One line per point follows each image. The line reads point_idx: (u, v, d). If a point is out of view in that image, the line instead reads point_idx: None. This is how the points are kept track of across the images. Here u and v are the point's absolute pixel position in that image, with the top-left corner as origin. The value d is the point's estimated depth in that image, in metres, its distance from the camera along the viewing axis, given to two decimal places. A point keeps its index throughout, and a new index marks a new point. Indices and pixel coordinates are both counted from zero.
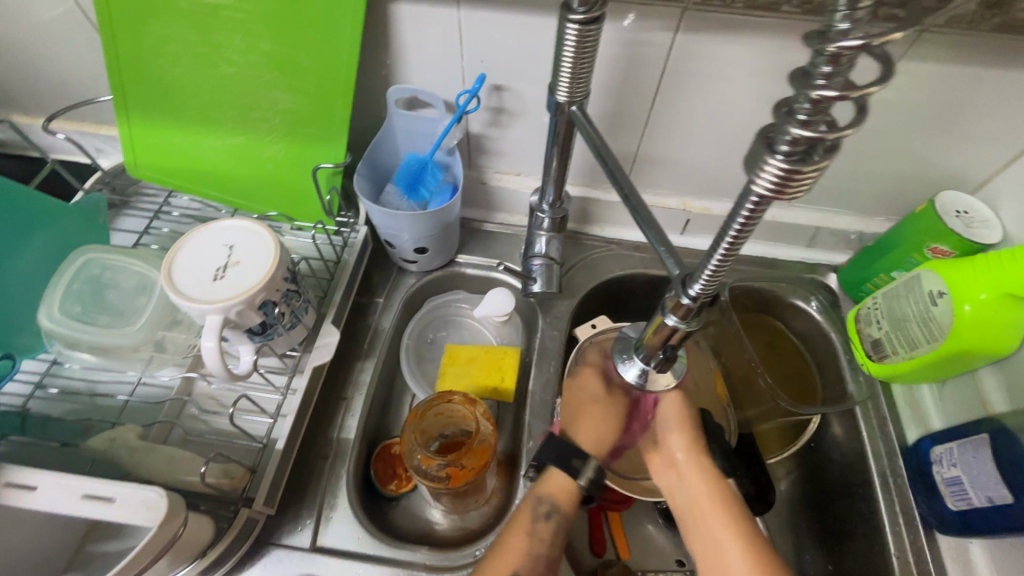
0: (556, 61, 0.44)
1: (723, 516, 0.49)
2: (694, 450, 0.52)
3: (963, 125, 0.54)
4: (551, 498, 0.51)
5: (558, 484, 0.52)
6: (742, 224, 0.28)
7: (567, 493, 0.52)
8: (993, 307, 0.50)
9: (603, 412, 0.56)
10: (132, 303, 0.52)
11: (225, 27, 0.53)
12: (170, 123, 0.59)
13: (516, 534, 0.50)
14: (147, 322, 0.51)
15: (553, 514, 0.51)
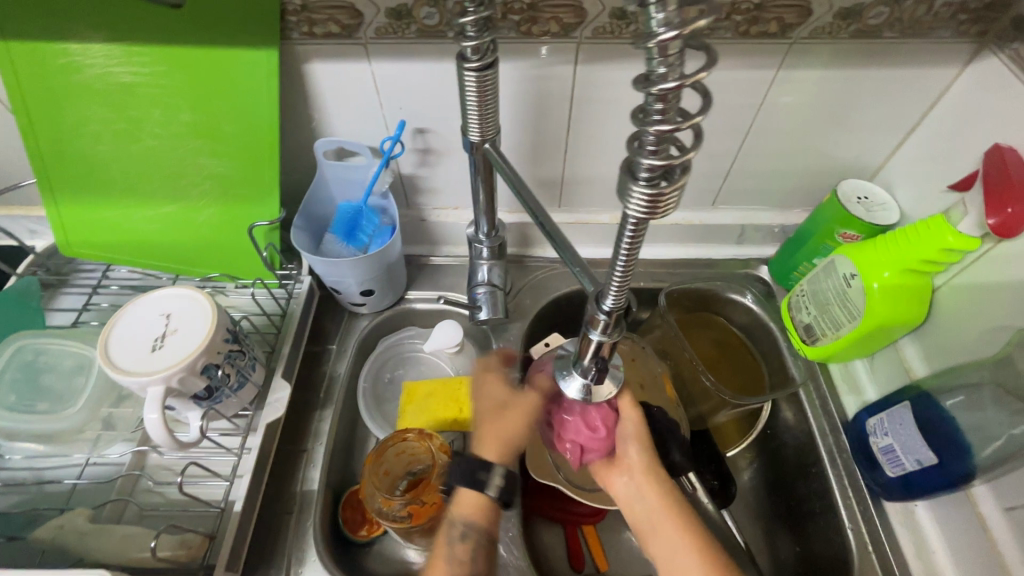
0: (462, 104, 0.46)
1: (680, 531, 0.50)
2: (654, 465, 0.53)
3: (849, 120, 0.59)
4: (463, 518, 0.50)
5: (469, 505, 0.50)
6: (629, 243, 0.30)
7: (479, 513, 0.50)
8: (896, 283, 0.54)
9: (507, 413, 0.56)
10: (69, 384, 0.51)
11: (144, 103, 0.54)
12: (100, 200, 0.60)
13: (437, 559, 0.49)
14: (87, 402, 0.51)
15: (470, 533, 0.50)
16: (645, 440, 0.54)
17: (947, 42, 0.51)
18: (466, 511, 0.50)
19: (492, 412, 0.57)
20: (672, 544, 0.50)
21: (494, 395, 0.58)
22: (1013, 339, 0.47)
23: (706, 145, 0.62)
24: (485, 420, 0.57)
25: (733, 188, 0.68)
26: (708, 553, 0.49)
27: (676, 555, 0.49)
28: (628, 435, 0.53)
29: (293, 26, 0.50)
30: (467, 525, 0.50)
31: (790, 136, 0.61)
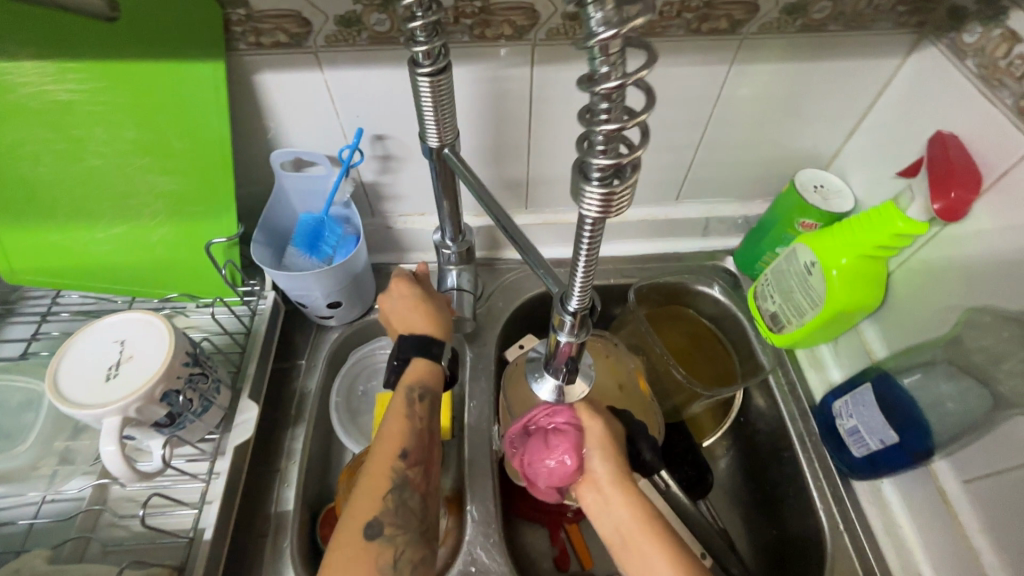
0: (418, 110, 0.46)
1: (650, 540, 0.44)
2: (622, 474, 0.47)
3: (802, 112, 0.61)
4: (420, 382, 0.51)
5: (424, 369, 0.51)
6: (588, 243, 0.30)
7: (433, 378, 0.51)
8: (853, 269, 0.56)
9: (426, 308, 0.55)
10: (18, 421, 0.50)
11: (84, 121, 0.51)
12: (43, 224, 0.57)
13: (394, 421, 0.49)
14: (38, 438, 0.49)
15: (428, 394, 0.50)
16: (609, 448, 0.48)
17: (889, 33, 0.53)
18: (419, 376, 0.51)
19: (407, 310, 0.55)
20: (643, 557, 0.43)
21: (404, 303, 0.55)
22: (963, 317, 0.49)
23: (667, 141, 0.63)
24: (403, 318, 0.54)
25: (696, 182, 0.69)
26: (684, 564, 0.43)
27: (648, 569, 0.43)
28: (589, 446, 0.48)
29: (239, 36, 0.48)
30: (424, 388, 0.51)
31: (747, 129, 0.62)
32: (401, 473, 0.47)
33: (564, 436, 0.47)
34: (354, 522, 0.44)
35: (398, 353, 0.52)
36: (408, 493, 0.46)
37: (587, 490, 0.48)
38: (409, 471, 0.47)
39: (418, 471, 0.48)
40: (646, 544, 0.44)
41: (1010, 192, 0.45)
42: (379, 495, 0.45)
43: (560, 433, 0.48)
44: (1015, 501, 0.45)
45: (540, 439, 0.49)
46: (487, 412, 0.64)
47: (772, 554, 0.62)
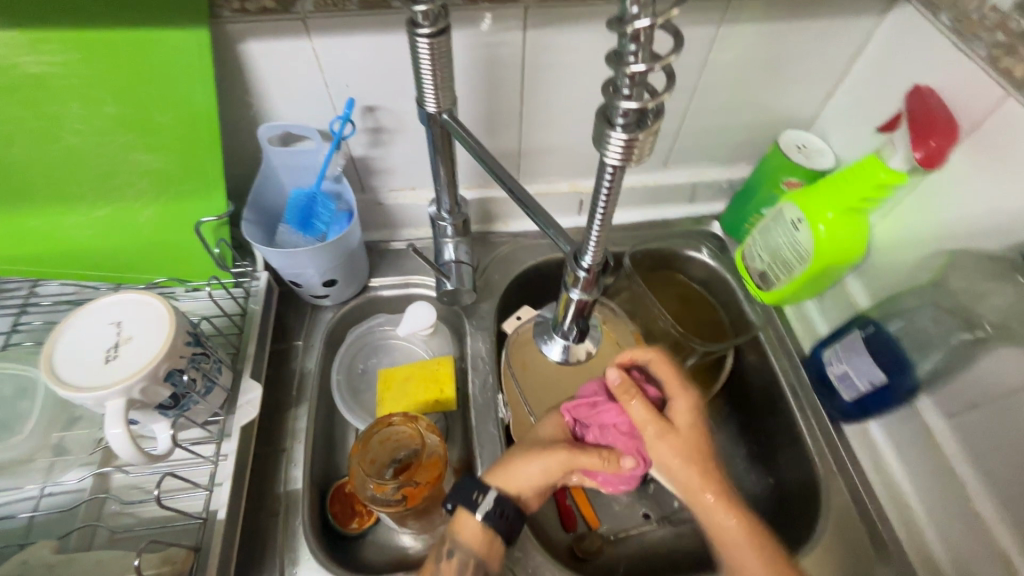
0: (416, 74, 0.45)
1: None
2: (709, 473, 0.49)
3: (784, 75, 0.62)
4: (454, 539, 0.47)
5: (465, 527, 0.47)
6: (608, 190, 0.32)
7: (473, 536, 0.47)
8: (838, 224, 0.59)
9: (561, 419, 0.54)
10: (13, 409, 0.48)
11: (58, 96, 0.49)
12: (19, 208, 0.54)
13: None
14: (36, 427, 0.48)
15: (458, 553, 0.47)
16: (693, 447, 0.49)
17: None
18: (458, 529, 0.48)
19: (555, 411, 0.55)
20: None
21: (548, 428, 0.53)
22: (942, 263, 0.52)
23: None
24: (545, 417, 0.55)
25: (684, 147, 0.71)
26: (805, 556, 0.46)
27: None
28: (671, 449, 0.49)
29: (223, 3, 0.46)
30: (455, 543, 0.47)
31: (733, 92, 0.64)
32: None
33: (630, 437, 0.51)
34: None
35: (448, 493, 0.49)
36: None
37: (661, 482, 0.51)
38: None
39: None
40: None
41: (984, 141, 0.47)
42: None
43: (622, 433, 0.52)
44: (995, 429, 0.48)
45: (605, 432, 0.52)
46: (491, 383, 0.64)
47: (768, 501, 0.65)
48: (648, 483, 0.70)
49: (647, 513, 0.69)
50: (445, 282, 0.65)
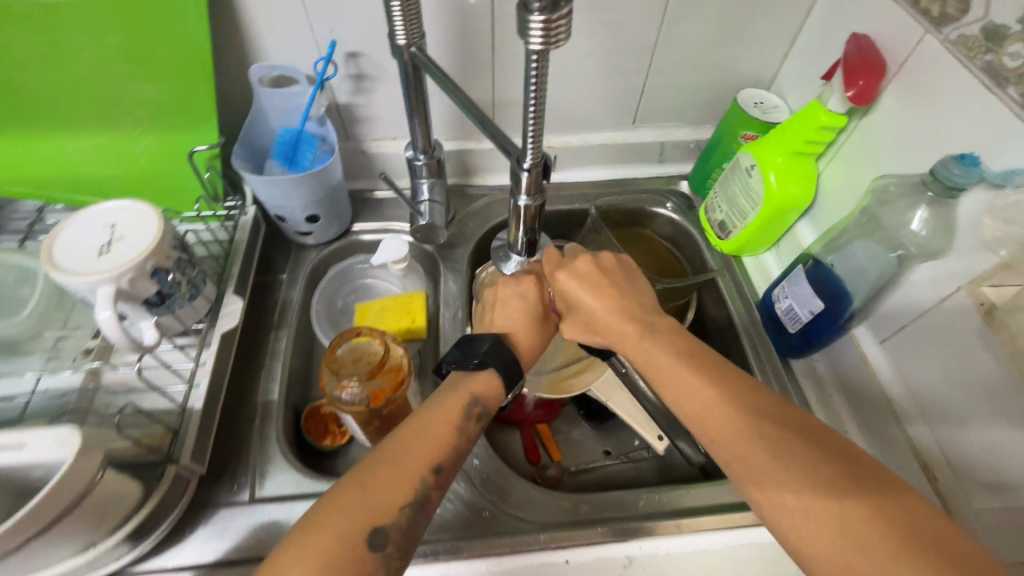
0: (387, 6, 0.50)
1: (798, 450, 0.40)
2: (610, 307, 0.53)
3: (741, 34, 0.67)
4: (486, 399, 0.49)
5: (495, 391, 0.50)
6: (535, 76, 0.39)
7: (496, 396, 0.50)
8: (787, 167, 0.62)
9: (528, 290, 0.57)
10: (16, 294, 0.52)
11: (68, 26, 0.54)
12: (28, 132, 0.59)
13: (445, 423, 0.46)
14: (35, 313, 0.52)
15: (486, 416, 0.48)
16: (596, 285, 0.54)
17: None
18: (482, 387, 0.49)
19: (516, 281, 0.58)
20: (802, 496, 0.38)
21: (519, 296, 0.57)
22: (867, 193, 0.55)
23: (620, 60, 0.68)
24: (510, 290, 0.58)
25: (650, 105, 0.75)
26: (727, 391, 0.44)
27: (752, 476, 0.40)
28: (589, 285, 0.54)
29: None
30: (485, 407, 0.49)
31: (693, 50, 0.68)
32: (426, 488, 0.43)
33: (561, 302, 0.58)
34: (367, 496, 0.41)
35: (492, 358, 0.50)
36: (422, 520, 0.42)
37: (574, 324, 0.57)
38: (433, 491, 0.43)
39: (440, 493, 0.44)
40: (810, 465, 0.39)
41: (906, 78, 0.51)
42: (398, 499, 0.41)
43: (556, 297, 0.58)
44: (920, 347, 0.51)
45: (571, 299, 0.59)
46: (460, 317, 0.68)
47: None
48: (611, 422, 0.74)
49: (608, 450, 0.73)
50: (419, 219, 0.69)
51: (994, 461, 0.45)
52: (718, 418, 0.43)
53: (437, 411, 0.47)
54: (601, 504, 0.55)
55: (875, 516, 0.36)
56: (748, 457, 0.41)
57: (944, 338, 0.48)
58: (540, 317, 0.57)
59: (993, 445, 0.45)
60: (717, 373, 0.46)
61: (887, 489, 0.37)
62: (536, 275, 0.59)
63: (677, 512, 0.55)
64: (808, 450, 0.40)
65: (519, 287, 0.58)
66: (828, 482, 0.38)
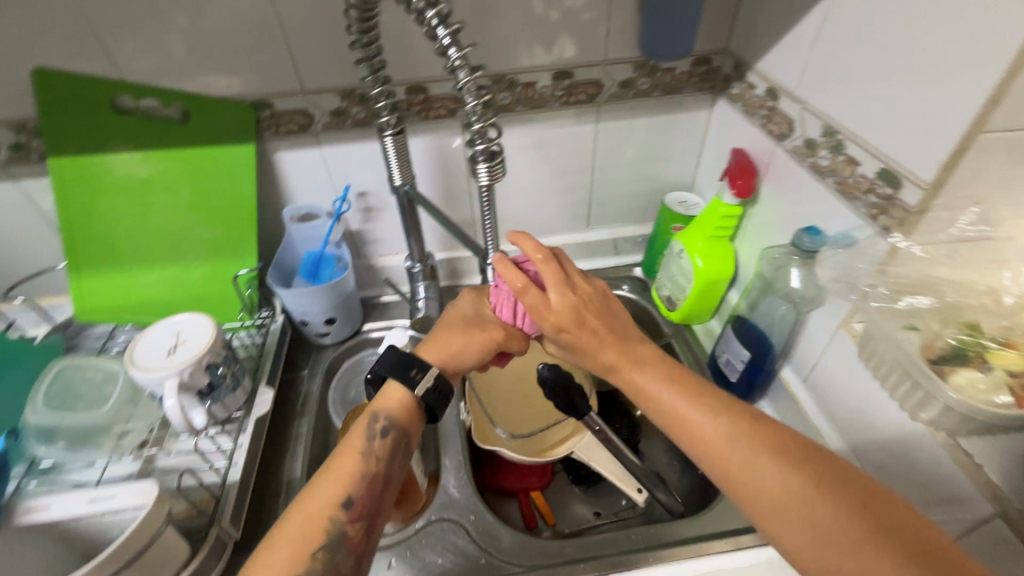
0: (386, 160, 0.69)
1: (771, 452, 0.42)
2: (585, 330, 0.50)
3: (658, 154, 0.87)
4: (388, 415, 0.51)
5: (394, 400, 0.52)
6: (487, 200, 0.55)
7: (402, 409, 0.52)
8: (708, 248, 0.78)
9: (469, 302, 0.60)
10: (101, 391, 0.64)
11: (154, 193, 0.73)
12: (116, 271, 0.77)
13: (348, 454, 0.49)
14: (114, 404, 0.64)
15: (392, 430, 0.51)
16: (568, 309, 0.50)
17: (695, 95, 0.80)
18: (383, 407, 0.52)
19: (465, 295, 0.61)
20: (816, 525, 0.38)
21: (461, 307, 0.60)
22: (762, 260, 0.69)
23: (567, 179, 0.87)
24: (452, 306, 0.60)
25: (599, 211, 0.93)
26: (716, 411, 0.45)
27: (735, 483, 0.42)
28: (577, 319, 0.50)
29: (265, 129, 0.72)
30: (390, 422, 0.51)
31: (623, 168, 0.87)
32: (340, 523, 0.45)
33: (505, 302, 0.58)
34: (279, 550, 0.43)
35: (382, 366, 0.53)
36: (340, 554, 0.44)
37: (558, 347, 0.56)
38: (349, 523, 0.45)
39: (358, 524, 0.46)
40: (784, 468, 0.41)
41: (772, 176, 0.68)
42: (308, 542, 0.43)
43: (502, 299, 0.58)
44: (827, 379, 0.62)
45: (506, 300, 0.57)
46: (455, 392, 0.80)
47: (699, 487, 0.76)
48: (598, 485, 0.82)
49: (599, 512, 0.80)
50: (418, 312, 0.84)
51: (897, 466, 0.54)
52: (711, 437, 0.43)
53: (341, 445, 0.50)
54: (587, 545, 0.63)
55: (845, 517, 0.38)
56: (763, 492, 0.40)
57: (841, 369, 0.60)
58: (471, 321, 0.58)
59: (894, 452, 0.54)
60: (698, 389, 0.47)
61: (853, 482, 0.40)
62: (478, 291, 0.63)
63: (651, 547, 0.64)
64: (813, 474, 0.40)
65: (458, 301, 0.61)
66: (835, 506, 0.38)
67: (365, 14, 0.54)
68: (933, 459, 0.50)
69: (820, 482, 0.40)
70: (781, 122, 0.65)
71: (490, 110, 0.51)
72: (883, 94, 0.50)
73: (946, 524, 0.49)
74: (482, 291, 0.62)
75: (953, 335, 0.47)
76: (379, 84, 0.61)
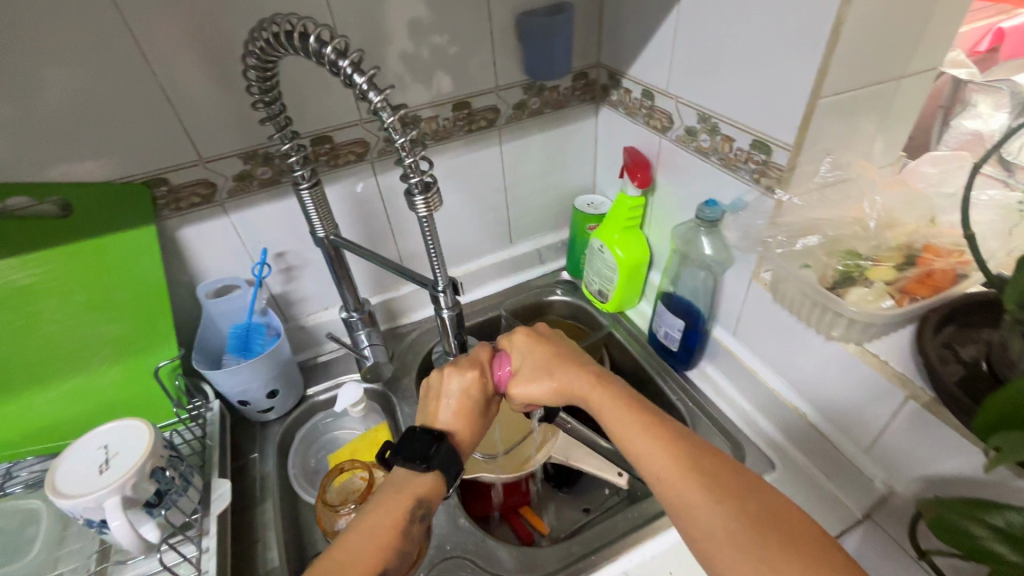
0: (305, 214, 0.67)
1: (734, 489, 0.45)
2: (546, 357, 0.60)
3: (560, 163, 0.94)
4: (429, 503, 0.52)
5: (434, 490, 0.53)
6: (429, 230, 0.57)
7: (438, 500, 0.53)
8: (624, 240, 0.85)
9: (477, 383, 0.59)
10: (22, 535, 0.58)
11: (38, 301, 0.64)
12: (1, 399, 0.66)
13: (387, 532, 0.49)
14: (43, 544, 0.57)
15: (428, 519, 0.52)
16: (531, 336, 0.63)
17: (581, 106, 0.88)
18: (427, 489, 0.52)
19: (471, 370, 0.60)
20: (738, 544, 0.42)
21: (470, 390, 0.59)
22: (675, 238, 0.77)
23: (483, 202, 0.91)
24: (455, 384, 0.59)
25: (518, 226, 0.98)
26: (679, 450, 0.48)
27: (682, 507, 0.45)
28: (545, 348, 0.61)
29: (163, 207, 0.67)
30: (429, 510, 0.52)
31: (532, 181, 0.93)
32: None
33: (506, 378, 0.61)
34: None
35: (431, 461, 0.53)
36: None
37: (525, 386, 0.60)
38: None
39: None
40: (742, 504, 0.44)
41: (664, 165, 0.78)
42: None
43: (504, 375, 0.61)
44: (751, 327, 0.71)
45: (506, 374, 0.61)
46: None
47: None
48: (580, 483, 0.84)
49: (588, 507, 0.82)
50: (365, 360, 0.82)
51: (824, 383, 0.63)
52: (666, 470, 0.47)
53: (381, 518, 0.50)
54: (588, 539, 0.65)
55: (790, 550, 0.41)
56: (700, 515, 0.45)
57: (761, 315, 0.69)
58: (482, 413, 0.59)
59: (820, 372, 0.63)
60: (679, 432, 0.50)
61: (809, 527, 0.43)
62: (478, 364, 0.60)
63: (645, 521, 0.66)
64: (748, 502, 0.44)
65: (467, 380, 0.59)
66: (760, 533, 0.42)
67: (264, 72, 0.53)
68: (850, 369, 0.59)
69: (778, 523, 0.43)
70: (662, 117, 0.74)
71: (416, 144, 0.54)
72: (739, 80, 0.60)
73: (871, 420, 0.59)
74: (484, 363, 0.61)
75: (840, 263, 0.58)
76: (287, 141, 0.59)
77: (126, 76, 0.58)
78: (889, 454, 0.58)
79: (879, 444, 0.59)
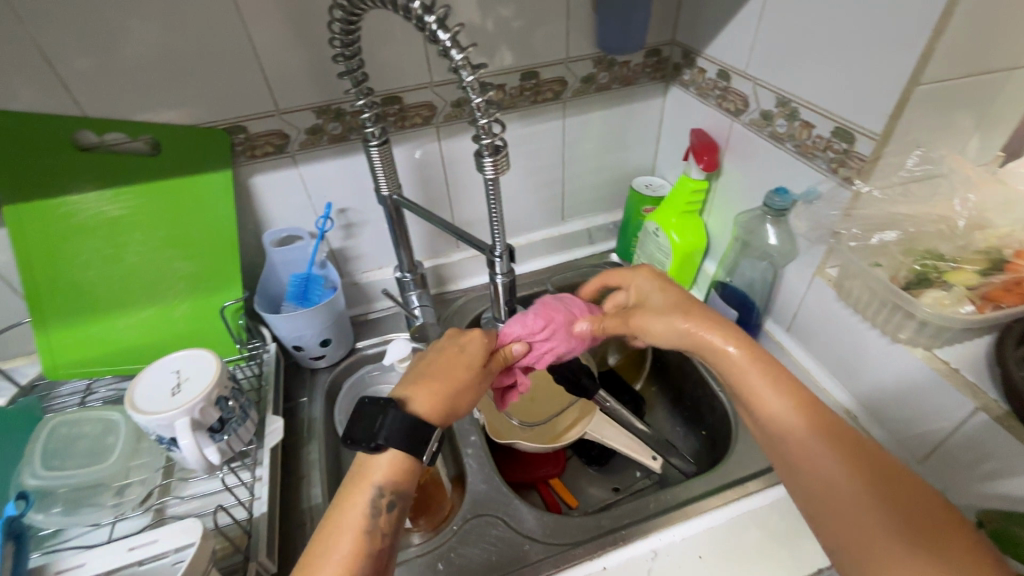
0: (371, 170, 0.69)
1: (883, 487, 0.42)
2: (665, 298, 0.59)
3: (622, 143, 0.92)
4: (393, 488, 0.47)
5: (397, 470, 0.47)
6: (493, 193, 0.58)
7: (407, 480, 0.48)
8: (681, 225, 0.83)
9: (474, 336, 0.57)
10: (102, 442, 0.63)
11: (124, 232, 0.69)
12: (87, 320, 0.72)
13: (347, 534, 0.44)
14: (120, 452, 0.62)
15: (397, 502, 0.47)
16: (656, 278, 0.61)
17: (650, 84, 0.86)
18: (388, 474, 0.47)
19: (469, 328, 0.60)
20: (867, 530, 0.40)
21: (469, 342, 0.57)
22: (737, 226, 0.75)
23: (541, 175, 0.90)
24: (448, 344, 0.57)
25: (572, 203, 0.97)
26: (830, 433, 0.45)
27: (813, 481, 0.44)
28: (653, 286, 0.61)
29: (240, 154, 0.71)
30: (396, 495, 0.47)
31: (591, 158, 0.92)
32: None
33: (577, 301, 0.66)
34: None
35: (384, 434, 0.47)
36: None
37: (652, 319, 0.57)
38: None
39: None
40: (884, 501, 0.41)
41: (733, 150, 0.75)
42: None
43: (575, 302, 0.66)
44: (809, 323, 0.69)
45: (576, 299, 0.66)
46: None
47: (706, 447, 0.82)
48: (612, 463, 0.85)
49: (617, 487, 0.83)
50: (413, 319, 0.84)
51: (882, 387, 0.61)
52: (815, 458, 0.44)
53: (341, 519, 0.45)
54: (619, 514, 0.66)
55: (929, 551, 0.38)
56: (821, 485, 0.44)
57: (821, 312, 0.66)
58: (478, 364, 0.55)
59: (880, 376, 0.61)
60: (835, 424, 0.45)
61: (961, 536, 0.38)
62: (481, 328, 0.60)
63: (677, 505, 0.66)
64: (903, 496, 0.41)
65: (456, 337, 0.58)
66: (909, 524, 0.39)
67: (349, 25, 0.54)
68: (915, 375, 0.56)
69: (921, 527, 0.39)
70: (736, 100, 0.72)
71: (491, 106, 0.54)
72: (828, 62, 0.57)
73: (930, 430, 0.56)
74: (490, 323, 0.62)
75: (916, 262, 0.55)
76: (363, 97, 0.60)
77: (217, 24, 0.60)
78: (947, 467, 0.55)
79: (935, 456, 0.56)
